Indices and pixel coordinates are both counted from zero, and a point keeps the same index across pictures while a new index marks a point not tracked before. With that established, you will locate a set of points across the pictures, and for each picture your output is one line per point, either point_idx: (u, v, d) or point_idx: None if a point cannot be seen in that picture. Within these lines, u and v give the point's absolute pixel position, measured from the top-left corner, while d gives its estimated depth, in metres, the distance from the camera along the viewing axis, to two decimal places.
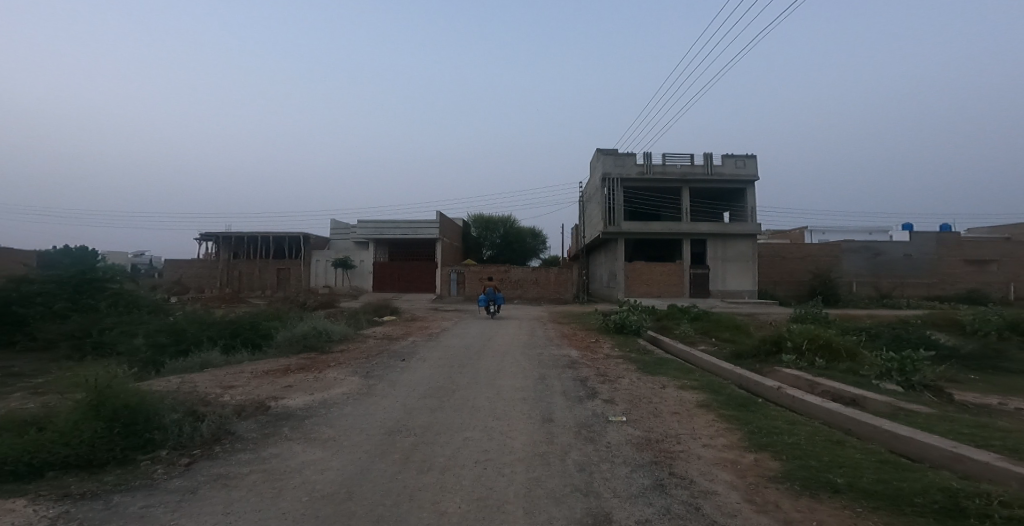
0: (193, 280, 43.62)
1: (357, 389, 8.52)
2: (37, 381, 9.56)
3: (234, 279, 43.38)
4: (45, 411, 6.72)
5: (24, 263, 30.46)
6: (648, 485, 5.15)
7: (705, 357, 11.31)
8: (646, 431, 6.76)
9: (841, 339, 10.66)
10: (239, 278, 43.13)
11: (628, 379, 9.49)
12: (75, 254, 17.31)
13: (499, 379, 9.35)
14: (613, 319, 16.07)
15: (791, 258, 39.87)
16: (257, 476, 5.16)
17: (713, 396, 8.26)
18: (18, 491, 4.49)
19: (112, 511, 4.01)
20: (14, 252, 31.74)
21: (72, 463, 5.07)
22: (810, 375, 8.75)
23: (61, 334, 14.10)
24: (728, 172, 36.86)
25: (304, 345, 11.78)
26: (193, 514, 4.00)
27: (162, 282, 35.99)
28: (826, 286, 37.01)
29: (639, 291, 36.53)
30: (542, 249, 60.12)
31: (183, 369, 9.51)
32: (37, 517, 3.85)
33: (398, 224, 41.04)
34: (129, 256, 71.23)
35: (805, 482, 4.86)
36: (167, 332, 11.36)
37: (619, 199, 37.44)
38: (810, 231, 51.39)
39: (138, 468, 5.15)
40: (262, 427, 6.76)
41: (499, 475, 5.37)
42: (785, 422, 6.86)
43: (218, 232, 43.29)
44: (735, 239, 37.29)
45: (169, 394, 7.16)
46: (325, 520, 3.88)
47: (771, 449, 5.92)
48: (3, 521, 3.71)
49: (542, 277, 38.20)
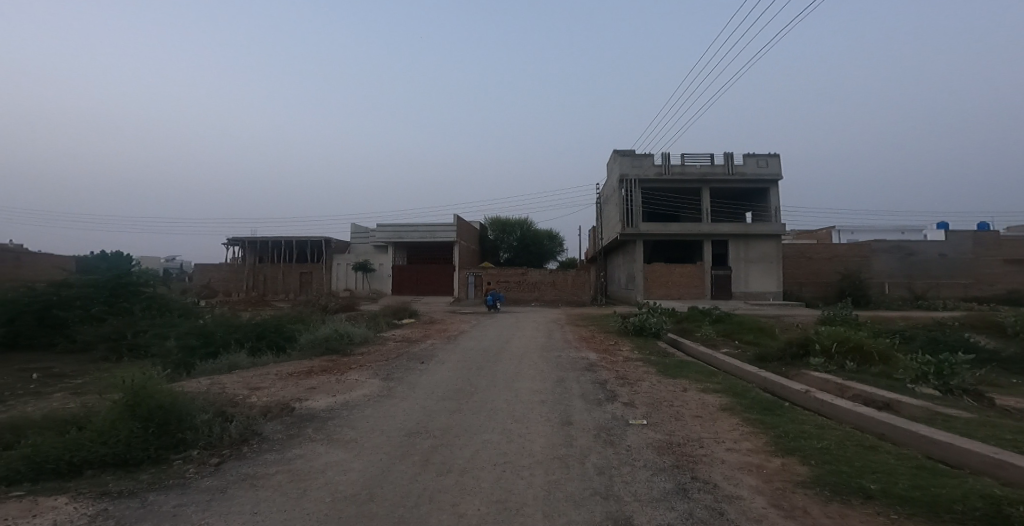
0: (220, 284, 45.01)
1: (377, 392, 8.63)
2: (76, 382, 10.01)
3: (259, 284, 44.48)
4: (84, 411, 7.01)
5: (62, 268, 31.92)
6: (670, 489, 5.05)
7: (728, 360, 11.05)
8: (667, 435, 6.63)
9: (873, 342, 10.26)
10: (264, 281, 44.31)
11: (648, 382, 9.34)
12: (111, 259, 18.01)
13: (517, 382, 9.33)
14: (632, 322, 15.82)
15: (818, 259, 38.70)
16: (283, 477, 5.27)
17: (736, 399, 8.05)
18: (61, 489, 4.72)
19: (146, 511, 4.15)
20: (54, 257, 33.36)
21: (110, 462, 5.31)
22: (840, 379, 8.43)
23: (99, 337, 14.72)
24: (749, 172, 36.12)
25: (325, 347, 12.00)
26: (222, 514, 4.09)
27: (190, 287, 37.24)
28: (856, 288, 35.84)
29: (658, 293, 36.03)
30: (559, 252, 59.92)
31: (211, 371, 9.84)
32: (77, 515, 4.01)
33: (417, 229, 41.51)
34: (159, 260, 74.34)
35: (835, 488, 4.69)
36: (197, 336, 11.82)
37: (637, 200, 36.93)
38: (837, 231, 49.88)
39: (170, 468, 5.34)
40: (287, 428, 6.93)
41: (518, 478, 5.35)
42: (814, 426, 6.64)
43: (245, 237, 44.67)
44: (758, 239, 36.42)
45: (200, 395, 7.42)
46: (347, 521, 3.93)
47: (799, 454, 5.73)
48: (46, 518, 3.89)
49: (560, 280, 38.02)
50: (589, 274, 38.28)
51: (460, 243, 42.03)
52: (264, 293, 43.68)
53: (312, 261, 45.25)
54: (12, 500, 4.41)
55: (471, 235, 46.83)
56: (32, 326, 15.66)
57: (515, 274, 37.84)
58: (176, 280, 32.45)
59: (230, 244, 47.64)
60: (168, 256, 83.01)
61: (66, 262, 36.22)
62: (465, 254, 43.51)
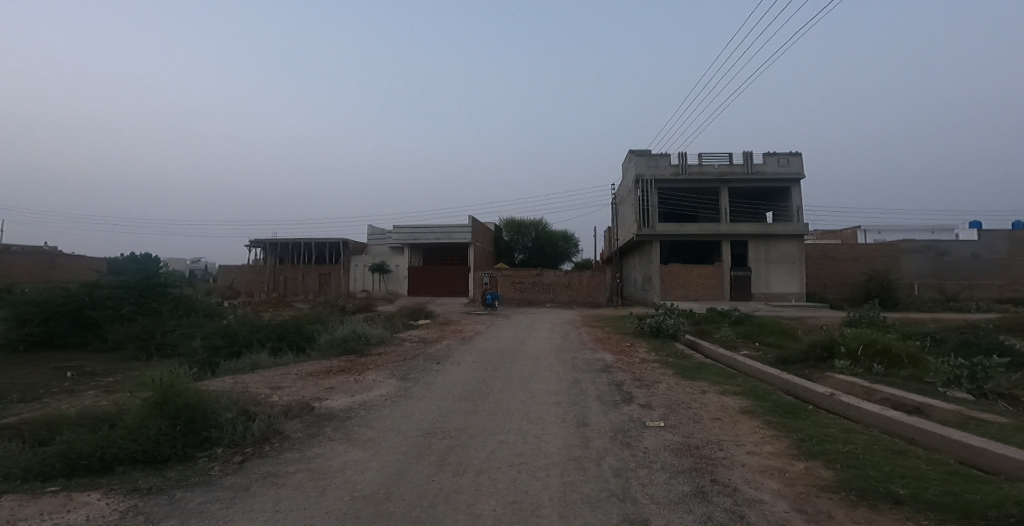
0: (242, 285, 46.11)
1: (394, 392, 8.72)
2: (108, 380, 10.41)
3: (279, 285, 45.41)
4: (115, 409, 7.27)
5: (92, 271, 33.12)
6: (688, 492, 4.96)
7: (748, 362, 10.81)
8: (685, 437, 6.52)
9: (901, 344, 9.90)
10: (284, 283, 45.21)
11: (666, 384, 9.21)
12: (140, 261, 18.62)
13: (532, 383, 9.31)
14: (649, 323, 15.59)
15: (843, 259, 37.64)
16: (303, 475, 5.37)
17: (758, 402, 7.85)
18: (94, 485, 4.92)
19: (173, 507, 4.28)
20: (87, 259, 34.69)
21: (139, 458, 5.51)
22: (866, 382, 8.17)
23: (129, 336, 15.26)
24: (770, 171, 35.42)
25: (344, 348, 12.18)
26: (244, 511, 4.19)
27: (213, 287, 38.19)
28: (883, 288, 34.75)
29: (676, 294, 35.50)
30: (574, 253, 59.68)
31: (235, 370, 10.11)
32: (109, 510, 4.17)
33: (433, 230, 41.91)
34: (186, 262, 76.84)
35: (861, 493, 4.54)
36: (221, 336, 12.18)
37: (653, 200, 36.50)
38: (863, 231, 48.51)
39: (196, 466, 5.50)
40: (307, 427, 7.07)
41: (534, 479, 5.33)
42: (839, 430, 6.44)
43: (266, 239, 45.69)
44: (779, 239, 35.62)
45: (224, 394, 7.61)
46: (365, 520, 3.99)
47: (824, 458, 5.57)
48: (80, 513, 4.05)
49: (575, 281, 37.82)
50: (605, 275, 37.97)
51: (475, 244, 42.22)
52: (285, 294, 44.57)
53: (330, 263, 46.02)
54: (48, 495, 4.61)
55: (486, 237, 46.99)
56: (67, 325, 16.32)
57: (530, 275, 37.74)
58: (200, 281, 33.34)
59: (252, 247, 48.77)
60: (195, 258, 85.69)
61: (97, 263, 37.60)
62: (480, 255, 43.73)
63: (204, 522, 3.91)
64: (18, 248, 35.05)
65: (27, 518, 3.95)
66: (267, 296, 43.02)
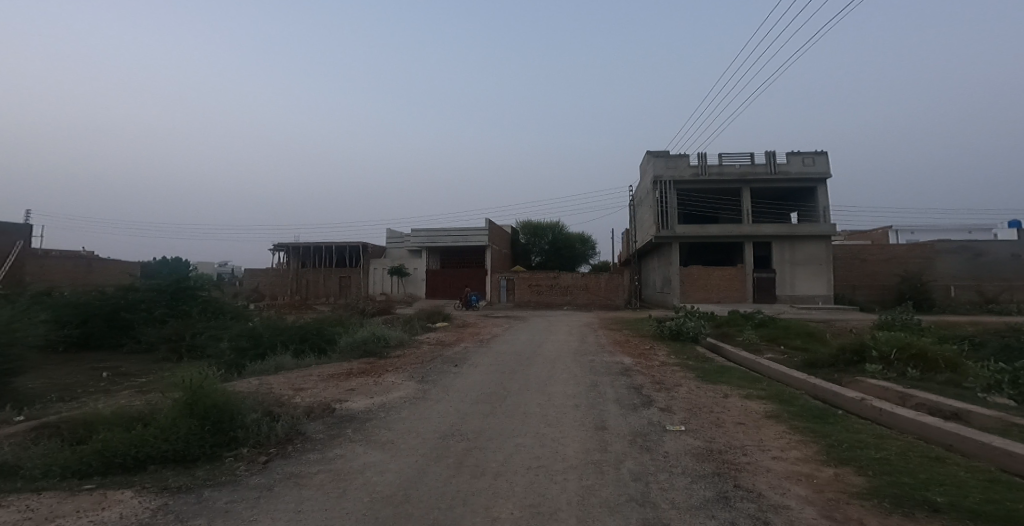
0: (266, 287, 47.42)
1: (412, 394, 8.78)
2: (141, 381, 10.83)
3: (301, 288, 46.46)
4: (147, 409, 7.55)
5: (125, 274, 34.81)
6: (710, 497, 4.84)
7: (774, 365, 10.50)
8: (707, 441, 6.37)
9: (938, 348, 9.44)
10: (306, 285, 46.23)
11: (687, 387, 9.01)
12: (171, 265, 19.28)
13: (549, 386, 9.28)
14: (669, 326, 15.34)
15: (873, 260, 36.34)
16: (324, 476, 5.47)
17: (784, 407, 7.61)
18: (128, 483, 5.13)
19: (202, 506, 4.41)
20: (120, 263, 36.33)
21: (170, 458, 5.72)
22: (900, 387, 7.80)
23: (161, 338, 15.88)
24: (794, 171, 34.52)
25: (364, 350, 12.36)
26: (269, 511, 4.29)
27: (239, 290, 39.33)
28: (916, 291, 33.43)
29: (696, 297, 34.77)
30: (591, 255, 59.26)
31: (260, 371, 10.40)
32: (141, 509, 4.32)
33: (449, 233, 42.34)
34: (214, 265, 79.88)
35: (896, 500, 4.34)
36: (247, 337, 12.57)
37: (672, 201, 35.91)
38: (894, 231, 46.90)
39: (224, 465, 5.68)
40: (328, 428, 7.20)
41: (552, 482, 5.30)
42: (871, 436, 6.18)
43: (289, 242, 46.89)
44: (805, 240, 34.61)
45: (250, 395, 7.82)
46: (384, 521, 4.04)
47: (855, 464, 5.35)
48: (114, 511, 4.21)
49: (592, 284, 37.55)
50: (623, 277, 37.58)
51: (491, 247, 42.45)
52: (306, 297, 45.59)
53: (350, 266, 46.91)
54: (84, 493, 4.82)
55: (503, 239, 47.11)
56: (103, 327, 17.11)
57: (547, 278, 37.57)
58: (225, 283, 34.42)
59: (275, 251, 50.08)
60: (224, 262, 88.88)
61: (131, 266, 39.34)
62: (496, 258, 43.89)
63: (232, 520, 4.03)
64: (58, 252, 36.89)
65: (64, 515, 4.12)
66: (289, 298, 44.12)
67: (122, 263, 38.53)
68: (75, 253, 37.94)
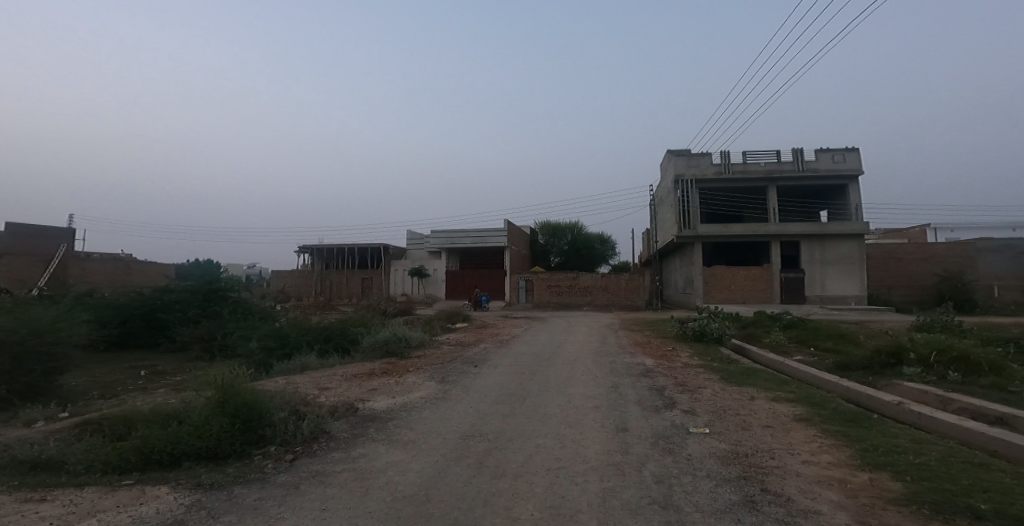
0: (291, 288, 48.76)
1: (433, 395, 8.85)
2: (176, 379, 11.30)
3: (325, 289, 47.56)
4: (182, 406, 7.86)
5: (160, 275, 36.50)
6: (736, 501, 4.71)
7: (804, 368, 10.12)
8: (733, 445, 6.19)
9: (982, 350, 8.93)
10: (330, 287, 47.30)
11: (711, 389, 8.80)
12: (204, 267, 19.96)
13: (570, 386, 9.20)
14: (692, 327, 15.02)
15: (910, 259, 34.65)
16: (348, 475, 5.57)
17: (814, 410, 7.33)
18: (164, 479, 5.34)
19: (232, 503, 4.55)
20: (156, 265, 38.04)
21: (203, 455, 5.94)
22: (940, 391, 7.40)
23: (194, 337, 16.55)
24: (823, 168, 33.50)
25: (386, 350, 12.55)
26: (296, 509, 4.39)
27: (266, 292, 40.60)
28: (957, 292, 31.82)
29: (719, 297, 33.95)
30: (611, 255, 58.75)
31: (286, 370, 10.69)
32: (176, 504, 4.49)
33: (468, 234, 42.64)
34: (243, 267, 82.52)
35: (935, 507, 4.13)
36: (275, 337, 12.95)
37: (694, 200, 35.22)
38: (932, 230, 44.87)
39: (253, 462, 5.86)
40: (352, 427, 7.33)
41: (573, 484, 5.25)
42: (909, 441, 5.89)
43: (314, 245, 48.06)
44: (836, 239, 33.40)
45: (278, 393, 8.04)
46: (405, 520, 4.08)
47: (891, 469, 5.11)
48: (151, 507, 4.39)
49: (612, 284, 37.18)
50: (644, 277, 37.10)
51: (510, 248, 42.56)
52: (330, 298, 46.66)
53: (372, 267, 47.79)
54: (124, 488, 5.04)
55: (522, 240, 47.18)
56: (141, 326, 17.98)
57: (567, 278, 37.36)
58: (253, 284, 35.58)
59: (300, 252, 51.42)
60: (252, 264, 91.73)
61: (165, 268, 41.11)
62: (515, 259, 44.00)
63: (261, 517, 4.15)
64: (100, 255, 38.93)
65: (105, 510, 4.32)
66: (314, 299, 45.25)
67: (158, 265, 40.24)
68: (114, 255, 39.93)
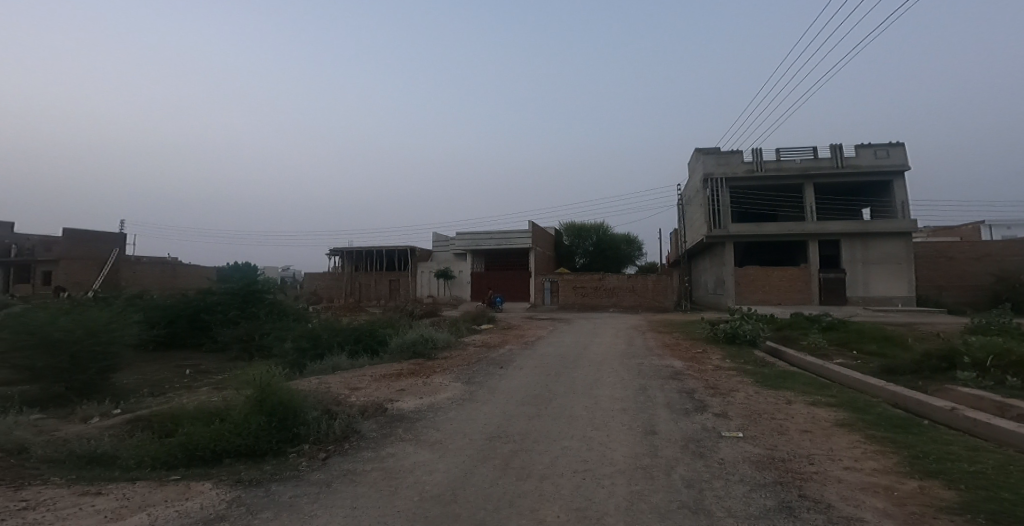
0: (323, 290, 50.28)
1: (460, 396, 8.92)
2: (218, 378, 11.89)
3: (355, 290, 48.78)
4: (223, 405, 8.23)
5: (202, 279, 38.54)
6: (772, 507, 4.51)
7: (846, 372, 9.58)
8: (769, 449, 5.94)
9: None
10: (360, 289, 48.47)
11: (744, 393, 8.47)
12: (243, 269, 20.75)
13: (597, 388, 9.07)
14: (724, 330, 14.53)
15: (963, 258, 32.49)
16: (377, 474, 5.67)
17: (857, 415, 6.93)
18: (207, 475, 5.61)
19: (269, 500, 4.72)
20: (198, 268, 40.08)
21: (243, 452, 6.20)
22: (999, 397, 6.86)
23: (235, 338, 17.38)
24: (865, 164, 31.99)
25: (413, 351, 12.76)
26: (328, 507, 4.51)
27: (300, 294, 42.03)
28: (1017, 294, 29.66)
29: (753, 298, 32.78)
30: (638, 256, 57.96)
31: (318, 370, 11.04)
32: (217, 500, 4.70)
33: (493, 236, 42.83)
34: (279, 270, 85.87)
35: (992, 517, 3.83)
36: (308, 339, 13.40)
37: (726, 199, 34.20)
38: (987, 227, 42.09)
39: (289, 460, 6.07)
40: (381, 427, 7.48)
41: (600, 487, 5.16)
42: (963, 448, 5.49)
43: (344, 248, 49.36)
44: (882, 239, 31.69)
45: (311, 393, 8.29)
46: (432, 520, 4.12)
47: (944, 478, 4.77)
48: (196, 501, 4.61)
49: (639, 285, 36.62)
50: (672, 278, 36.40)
51: (535, 250, 42.57)
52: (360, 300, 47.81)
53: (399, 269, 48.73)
54: (171, 484, 5.32)
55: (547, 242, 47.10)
56: (186, 328, 18.99)
57: (592, 279, 36.99)
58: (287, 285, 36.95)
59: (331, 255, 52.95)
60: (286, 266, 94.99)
61: (207, 271, 43.25)
62: (540, 261, 44.00)
63: (295, 513, 4.29)
64: (148, 259, 41.39)
65: (154, 504, 4.57)
66: (344, 301, 46.48)
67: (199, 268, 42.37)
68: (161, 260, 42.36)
